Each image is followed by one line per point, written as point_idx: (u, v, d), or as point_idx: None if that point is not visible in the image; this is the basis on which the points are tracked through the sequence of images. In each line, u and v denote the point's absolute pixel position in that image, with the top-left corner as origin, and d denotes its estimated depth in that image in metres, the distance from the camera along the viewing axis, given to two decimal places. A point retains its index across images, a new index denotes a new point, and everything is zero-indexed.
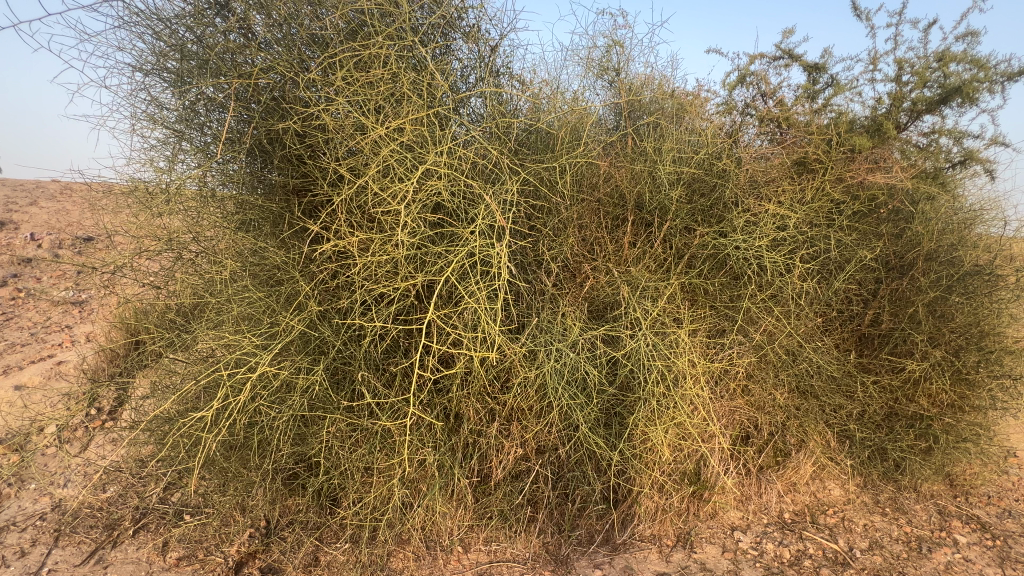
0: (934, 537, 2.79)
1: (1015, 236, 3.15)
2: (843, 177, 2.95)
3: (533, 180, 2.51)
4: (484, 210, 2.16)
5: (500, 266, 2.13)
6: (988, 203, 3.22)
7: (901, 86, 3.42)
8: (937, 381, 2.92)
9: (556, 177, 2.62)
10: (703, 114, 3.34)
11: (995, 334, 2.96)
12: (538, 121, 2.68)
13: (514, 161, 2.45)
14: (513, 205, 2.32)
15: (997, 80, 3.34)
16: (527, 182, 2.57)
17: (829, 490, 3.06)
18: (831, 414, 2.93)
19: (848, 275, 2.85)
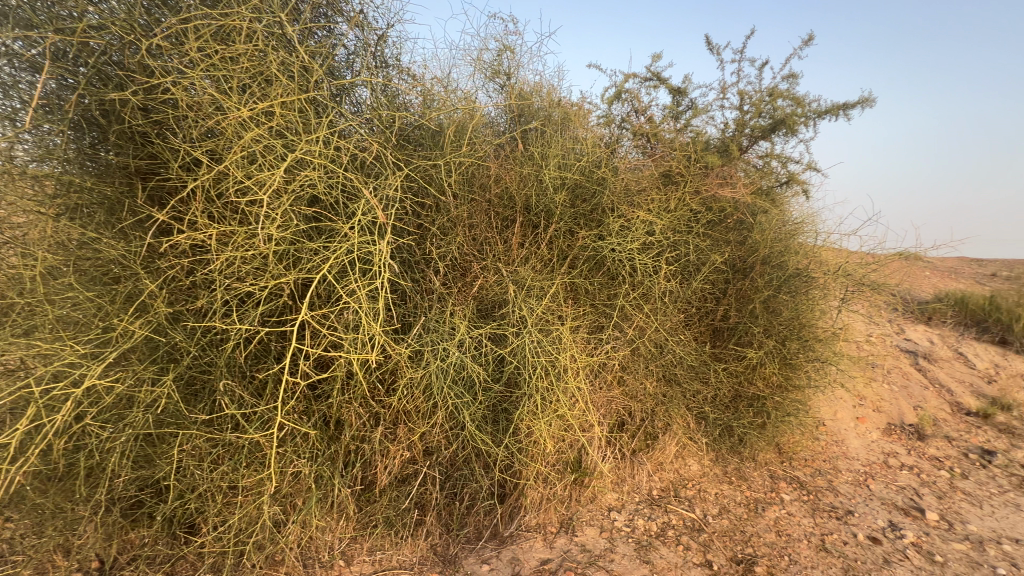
0: (766, 498, 3.31)
1: (831, 244, 3.77)
2: (699, 190, 3.36)
3: (418, 178, 2.49)
4: (364, 205, 2.07)
5: (381, 263, 2.05)
6: (807, 217, 3.85)
7: (743, 114, 3.98)
8: (770, 366, 3.45)
9: (443, 176, 2.62)
10: (586, 125, 3.58)
11: (812, 325, 3.58)
12: (426, 117, 2.65)
13: (399, 156, 2.38)
14: (396, 201, 2.25)
15: (810, 116, 4.05)
16: (413, 179, 2.53)
17: (689, 466, 3.46)
18: (690, 399, 3.32)
19: (703, 276, 3.26)
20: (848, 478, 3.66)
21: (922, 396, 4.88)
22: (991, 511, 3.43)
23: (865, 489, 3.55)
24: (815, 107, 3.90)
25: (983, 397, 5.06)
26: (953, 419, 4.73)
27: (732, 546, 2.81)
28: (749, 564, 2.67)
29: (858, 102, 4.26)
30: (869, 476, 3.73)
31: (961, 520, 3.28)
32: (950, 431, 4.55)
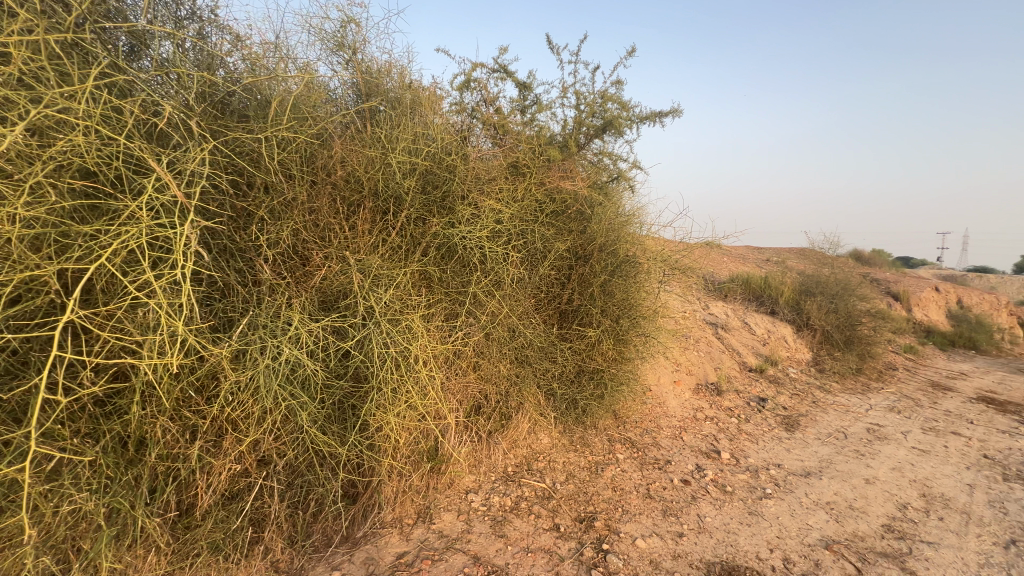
0: (605, 459, 3.73)
1: (655, 234, 4.32)
2: (544, 182, 3.57)
3: (221, 155, 2.14)
4: (155, 179, 1.73)
5: (181, 248, 1.73)
6: (637, 210, 4.34)
7: (579, 113, 4.33)
8: (607, 342, 3.85)
9: (264, 151, 2.32)
10: (438, 110, 3.52)
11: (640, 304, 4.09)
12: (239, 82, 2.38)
13: (201, 123, 2.04)
14: (203, 178, 1.93)
15: (634, 120, 4.58)
16: (219, 153, 2.22)
17: (540, 440, 3.73)
18: (539, 377, 3.56)
19: (548, 263, 3.49)
20: (667, 433, 4.32)
21: (720, 359, 5.98)
22: (763, 445, 4.37)
23: (680, 441, 4.24)
24: (637, 112, 4.42)
25: (760, 356, 6.41)
26: (741, 376, 5.90)
27: (576, 507, 3.10)
28: (590, 521, 2.98)
29: (670, 111, 4.92)
30: (683, 430, 4.46)
31: (744, 455, 4.12)
32: (739, 386, 5.67)
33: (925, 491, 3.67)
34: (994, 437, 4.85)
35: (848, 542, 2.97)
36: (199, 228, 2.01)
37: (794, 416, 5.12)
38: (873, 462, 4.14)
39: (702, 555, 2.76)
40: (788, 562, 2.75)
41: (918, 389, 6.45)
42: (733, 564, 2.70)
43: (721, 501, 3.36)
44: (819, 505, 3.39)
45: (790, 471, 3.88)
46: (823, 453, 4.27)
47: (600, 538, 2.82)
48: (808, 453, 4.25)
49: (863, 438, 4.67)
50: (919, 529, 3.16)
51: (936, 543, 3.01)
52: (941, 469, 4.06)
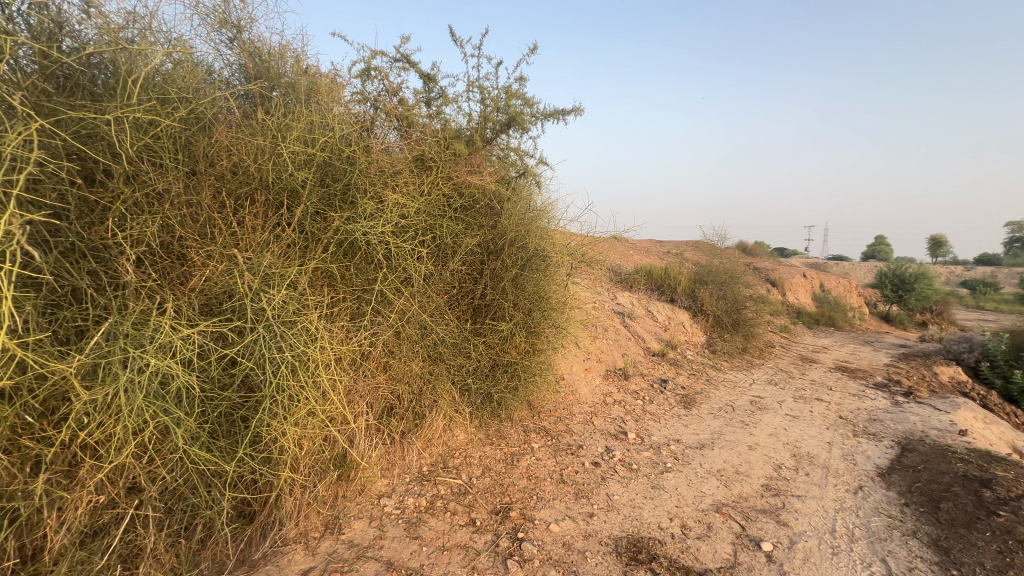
0: (520, 450, 3.81)
1: (563, 228, 4.46)
2: (451, 176, 3.53)
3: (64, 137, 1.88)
4: None
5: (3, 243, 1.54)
6: (547, 205, 4.42)
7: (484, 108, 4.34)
8: (519, 335, 3.91)
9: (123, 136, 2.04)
10: (337, 99, 3.32)
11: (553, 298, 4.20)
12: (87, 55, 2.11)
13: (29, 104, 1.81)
14: (28, 164, 1.70)
15: (537, 116, 4.67)
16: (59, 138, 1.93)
17: (456, 436, 3.73)
18: (454, 373, 3.53)
19: (458, 258, 3.46)
20: (579, 419, 4.52)
21: (627, 346, 6.37)
22: (665, 423, 4.73)
23: (591, 425, 4.45)
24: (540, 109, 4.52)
25: (662, 341, 6.92)
26: (645, 360, 6.33)
27: (492, 499, 3.13)
28: (505, 511, 3.02)
29: (572, 110, 5.18)
30: (594, 415, 4.69)
31: (648, 434, 4.43)
32: (643, 369, 6.08)
33: (796, 452, 4.20)
34: (847, 400, 5.69)
35: (734, 504, 3.31)
36: (32, 224, 1.77)
37: (691, 394, 5.61)
38: (755, 430, 4.66)
39: (611, 531, 2.92)
40: (684, 528, 3.00)
41: (790, 363, 7.37)
42: (638, 536, 2.89)
43: (628, 479, 3.58)
44: (711, 473, 3.75)
45: (687, 445, 4.25)
46: (715, 426, 4.72)
47: (515, 527, 2.87)
48: (702, 427, 4.68)
49: (747, 409, 5.24)
50: (791, 485, 3.61)
51: (803, 496, 3.46)
52: (808, 431, 4.68)
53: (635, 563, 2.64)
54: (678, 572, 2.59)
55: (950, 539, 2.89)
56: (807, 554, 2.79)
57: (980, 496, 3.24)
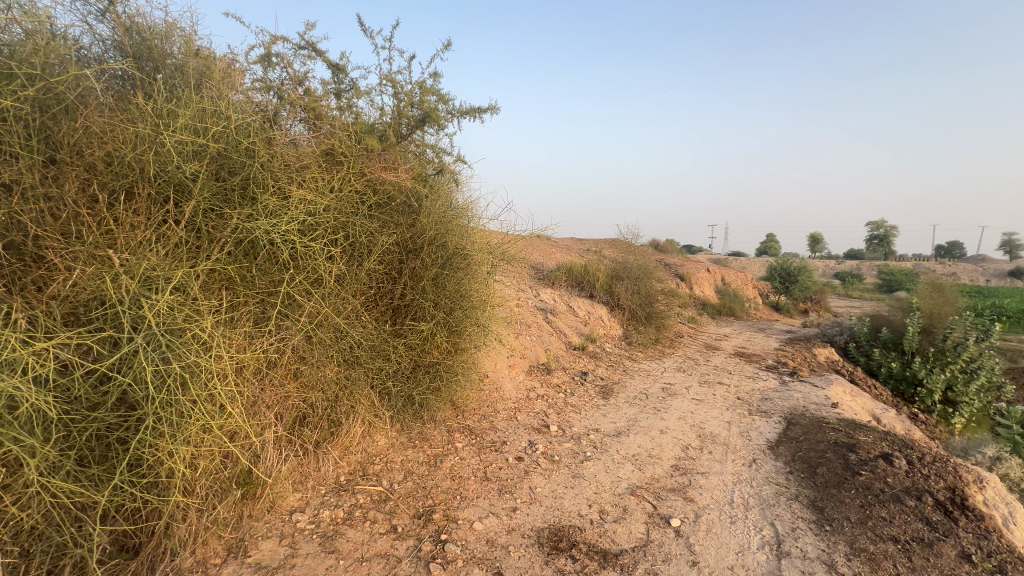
0: (444, 451, 3.77)
1: (484, 226, 4.46)
2: (364, 172, 3.39)
3: None
4: None
5: None
6: (469, 203, 4.39)
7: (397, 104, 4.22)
8: (441, 335, 3.84)
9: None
10: (237, 86, 3.05)
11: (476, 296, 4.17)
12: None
13: None
14: None
15: (452, 114, 4.63)
16: None
17: (376, 442, 3.62)
18: (372, 376, 3.40)
19: (374, 258, 3.33)
20: (503, 416, 4.57)
21: (550, 341, 6.54)
22: (585, 414, 4.93)
23: (514, 421, 4.52)
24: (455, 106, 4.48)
25: (583, 335, 7.20)
26: (567, 354, 6.55)
27: (414, 503, 3.06)
28: (428, 514, 2.97)
29: (488, 109, 5.30)
30: (517, 410, 4.77)
31: (569, 425, 4.59)
32: (565, 363, 6.29)
33: (701, 432, 4.57)
34: (743, 382, 6.30)
35: (647, 485, 3.53)
36: None
37: (609, 385, 5.89)
38: (666, 415, 5.00)
39: (534, 524, 2.98)
40: (602, 513, 3.15)
41: (697, 351, 8.01)
42: (559, 526, 2.98)
43: (550, 471, 3.68)
44: (627, 458, 3.96)
45: (605, 433, 4.45)
46: (630, 414, 5.00)
47: (439, 529, 2.83)
48: (619, 415, 4.94)
49: (659, 396, 5.61)
50: (696, 463, 3.92)
51: (707, 472, 3.77)
52: (711, 413, 5.11)
53: (556, 552, 2.72)
54: (595, 556, 2.71)
55: (824, 499, 3.30)
56: (710, 525, 3.04)
57: (847, 459, 3.73)
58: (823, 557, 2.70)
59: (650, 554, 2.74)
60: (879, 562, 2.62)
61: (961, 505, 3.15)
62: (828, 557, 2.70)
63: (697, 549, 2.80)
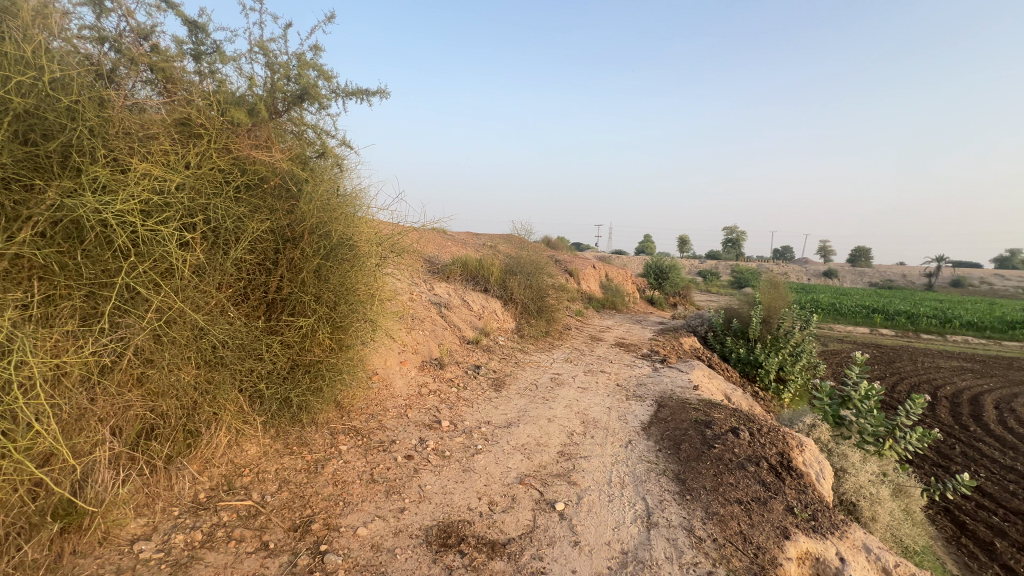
0: (326, 455, 3.52)
1: (373, 215, 4.19)
2: (229, 147, 3.01)
3: None
4: None
5: None
6: (359, 192, 4.11)
7: (270, 74, 3.79)
8: (324, 331, 3.48)
9: None
10: (57, 31, 2.51)
11: (371, 288, 3.86)
12: None
13: None
14: None
15: (335, 92, 4.31)
16: None
17: (245, 452, 3.29)
18: (241, 378, 3.02)
19: (243, 246, 2.94)
20: (393, 414, 4.42)
21: (443, 335, 6.46)
22: (477, 407, 4.96)
23: (404, 419, 4.39)
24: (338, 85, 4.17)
25: (476, 329, 7.23)
26: (461, 348, 6.53)
27: (290, 515, 2.80)
28: (306, 525, 2.74)
29: (372, 93, 5.16)
30: (408, 407, 4.63)
31: (461, 419, 4.58)
32: (458, 357, 6.26)
33: (585, 418, 4.86)
34: (622, 370, 6.84)
35: (535, 473, 3.66)
36: None
37: (501, 377, 6.00)
38: (554, 404, 5.23)
39: (422, 523, 2.91)
40: (491, 504, 3.19)
41: (582, 342, 8.51)
42: (448, 522, 2.95)
43: (440, 467, 3.63)
44: (516, 448, 4.06)
45: (496, 425, 4.52)
46: (521, 405, 5.15)
47: (317, 540, 2.63)
48: (510, 407, 5.06)
49: (548, 386, 5.85)
50: (580, 448, 4.16)
51: (589, 456, 4.02)
52: (594, 399, 5.46)
53: (445, 549, 2.69)
54: (483, 547, 2.73)
55: (686, 471, 3.71)
56: (591, 506, 3.24)
57: (704, 435, 4.24)
58: (684, 523, 3.03)
59: (536, 539, 2.84)
60: (727, 523, 3.02)
61: (787, 467, 3.76)
62: (688, 523, 3.04)
63: (579, 529, 2.96)
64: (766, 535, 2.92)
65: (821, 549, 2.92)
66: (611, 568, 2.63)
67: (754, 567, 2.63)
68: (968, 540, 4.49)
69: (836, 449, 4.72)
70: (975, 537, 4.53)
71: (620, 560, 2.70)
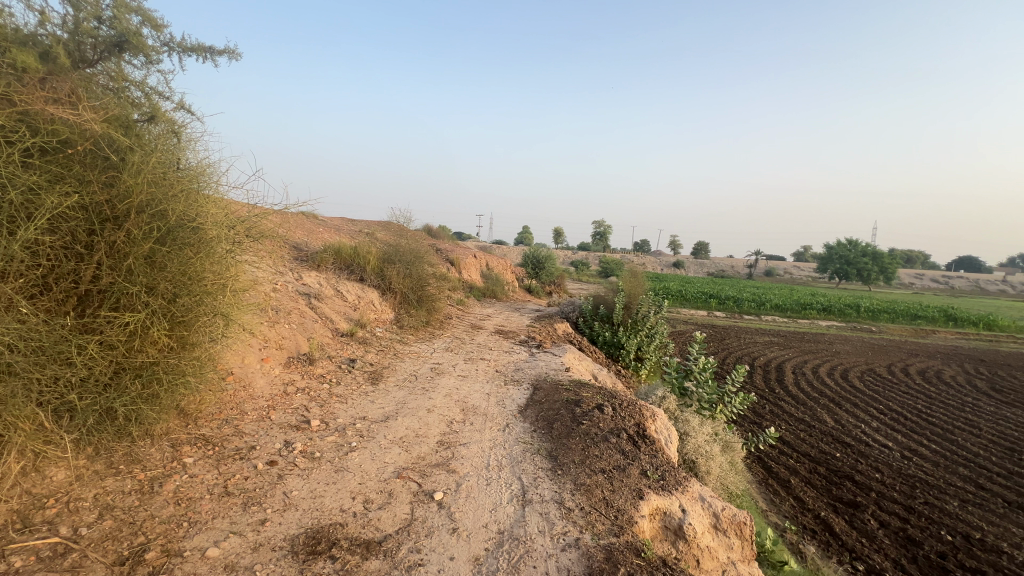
0: (165, 472, 3.02)
1: (224, 194, 3.64)
2: (13, 99, 2.41)
3: None
4: None
5: None
6: (205, 166, 3.56)
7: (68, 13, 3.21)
8: (160, 327, 2.94)
9: None
10: None
11: (222, 276, 3.36)
12: None
13: None
14: None
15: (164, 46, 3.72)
16: None
17: (50, 479, 2.69)
18: (41, 391, 2.44)
19: (38, 226, 2.37)
20: (252, 417, 3.97)
21: (313, 328, 5.96)
22: (352, 403, 4.69)
23: (266, 422, 3.97)
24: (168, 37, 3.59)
25: (351, 321, 6.82)
26: (333, 341, 6.10)
27: (114, 547, 2.35)
28: (138, 556, 2.33)
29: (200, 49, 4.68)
30: (270, 409, 4.20)
31: (333, 417, 4.30)
32: (331, 351, 5.85)
33: (464, 406, 4.91)
34: (501, 357, 7.04)
35: (413, 466, 3.59)
36: None
37: (378, 370, 5.75)
38: (433, 394, 5.19)
39: (286, 533, 2.67)
40: (366, 502, 3.05)
41: (463, 331, 8.58)
42: (317, 528, 2.75)
43: (308, 470, 3.36)
44: (394, 442, 3.94)
45: (372, 420, 4.33)
46: (399, 397, 5.00)
47: (153, 571, 2.25)
48: (388, 400, 4.88)
49: (428, 376, 5.78)
50: (459, 436, 4.18)
51: (468, 443, 4.07)
52: (474, 387, 5.54)
53: (313, 557, 2.50)
54: (357, 549, 2.60)
55: (557, 449, 3.97)
56: (469, 491, 3.29)
57: (574, 413, 4.57)
58: (556, 497, 3.24)
59: (414, 532, 2.79)
60: (592, 491, 3.30)
61: (643, 435, 4.24)
62: (559, 496, 3.25)
63: (457, 516, 2.98)
64: (625, 498, 3.26)
65: (668, 503, 3.35)
66: (487, 549, 2.70)
67: (614, 528, 2.92)
68: (773, 480, 5.55)
69: (680, 416, 5.46)
70: (778, 477, 5.61)
71: (497, 540, 2.79)
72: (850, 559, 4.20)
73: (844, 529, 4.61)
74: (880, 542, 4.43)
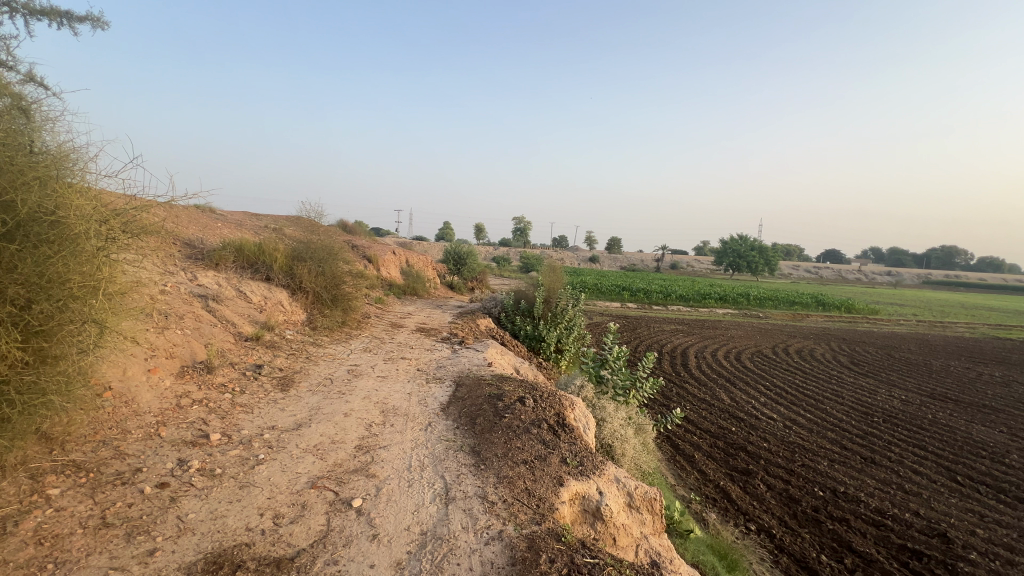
0: (21, 509, 2.58)
1: (95, 182, 3.19)
2: None
3: None
4: None
5: None
6: (70, 151, 3.09)
7: None
8: (10, 339, 2.50)
9: None
10: None
11: (94, 278, 2.90)
12: None
13: None
14: None
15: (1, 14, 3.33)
16: None
17: None
18: None
19: None
20: (136, 437, 3.52)
21: (211, 333, 5.41)
22: (259, 413, 4.33)
23: (155, 440, 3.54)
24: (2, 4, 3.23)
25: (257, 324, 6.29)
26: (236, 346, 5.59)
27: None
28: None
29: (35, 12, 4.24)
30: (159, 426, 3.74)
31: (237, 429, 3.94)
32: (233, 357, 5.36)
33: (384, 408, 4.75)
34: (423, 355, 6.91)
35: (329, 474, 3.40)
36: None
37: (289, 376, 5.37)
38: (351, 397, 4.95)
39: (181, 561, 2.40)
40: (276, 518, 2.84)
41: (383, 330, 8.28)
42: (218, 551, 2.50)
43: (207, 489, 3.05)
44: (307, 451, 3.70)
45: (282, 429, 4.03)
46: (312, 402, 4.71)
47: None
48: (300, 406, 4.58)
49: (344, 379, 5.51)
50: (379, 439, 4.03)
51: (389, 445, 3.94)
52: (394, 387, 5.38)
53: None
54: (265, 569, 2.41)
55: (481, 444, 3.97)
56: (390, 495, 3.19)
57: (496, 407, 4.60)
58: (479, 491, 3.25)
59: (330, 543, 2.65)
60: (514, 483, 3.35)
61: (562, 424, 4.39)
62: (482, 490, 3.27)
63: (377, 522, 2.88)
64: (546, 487, 3.35)
65: (586, 487, 3.50)
66: (410, 552, 2.64)
67: (536, 517, 3.00)
68: (680, 456, 6.03)
69: (597, 403, 5.73)
70: (684, 453, 6.11)
71: (419, 541, 2.74)
72: (744, 521, 4.69)
73: (739, 495, 5.15)
74: (768, 503, 5.00)
